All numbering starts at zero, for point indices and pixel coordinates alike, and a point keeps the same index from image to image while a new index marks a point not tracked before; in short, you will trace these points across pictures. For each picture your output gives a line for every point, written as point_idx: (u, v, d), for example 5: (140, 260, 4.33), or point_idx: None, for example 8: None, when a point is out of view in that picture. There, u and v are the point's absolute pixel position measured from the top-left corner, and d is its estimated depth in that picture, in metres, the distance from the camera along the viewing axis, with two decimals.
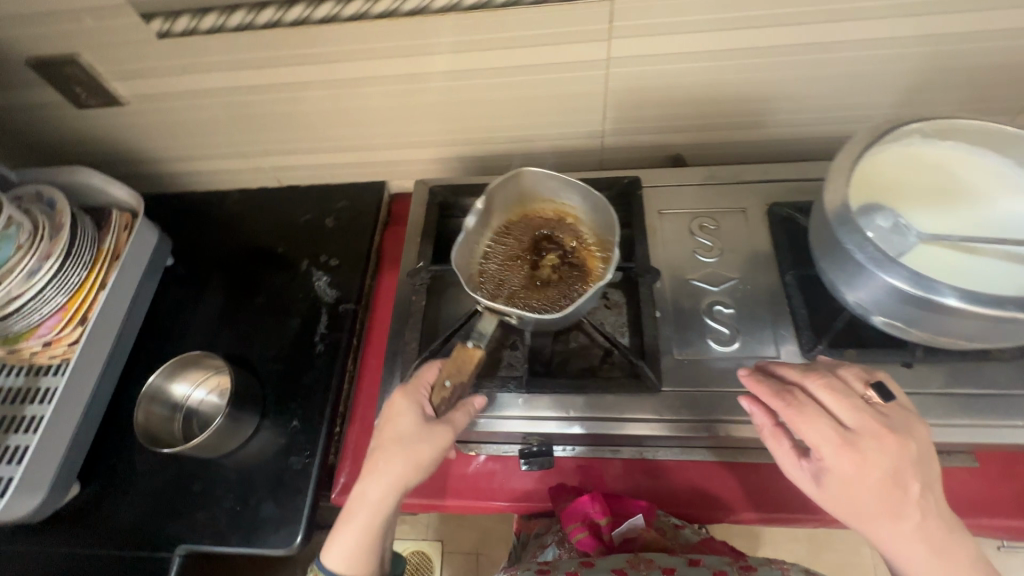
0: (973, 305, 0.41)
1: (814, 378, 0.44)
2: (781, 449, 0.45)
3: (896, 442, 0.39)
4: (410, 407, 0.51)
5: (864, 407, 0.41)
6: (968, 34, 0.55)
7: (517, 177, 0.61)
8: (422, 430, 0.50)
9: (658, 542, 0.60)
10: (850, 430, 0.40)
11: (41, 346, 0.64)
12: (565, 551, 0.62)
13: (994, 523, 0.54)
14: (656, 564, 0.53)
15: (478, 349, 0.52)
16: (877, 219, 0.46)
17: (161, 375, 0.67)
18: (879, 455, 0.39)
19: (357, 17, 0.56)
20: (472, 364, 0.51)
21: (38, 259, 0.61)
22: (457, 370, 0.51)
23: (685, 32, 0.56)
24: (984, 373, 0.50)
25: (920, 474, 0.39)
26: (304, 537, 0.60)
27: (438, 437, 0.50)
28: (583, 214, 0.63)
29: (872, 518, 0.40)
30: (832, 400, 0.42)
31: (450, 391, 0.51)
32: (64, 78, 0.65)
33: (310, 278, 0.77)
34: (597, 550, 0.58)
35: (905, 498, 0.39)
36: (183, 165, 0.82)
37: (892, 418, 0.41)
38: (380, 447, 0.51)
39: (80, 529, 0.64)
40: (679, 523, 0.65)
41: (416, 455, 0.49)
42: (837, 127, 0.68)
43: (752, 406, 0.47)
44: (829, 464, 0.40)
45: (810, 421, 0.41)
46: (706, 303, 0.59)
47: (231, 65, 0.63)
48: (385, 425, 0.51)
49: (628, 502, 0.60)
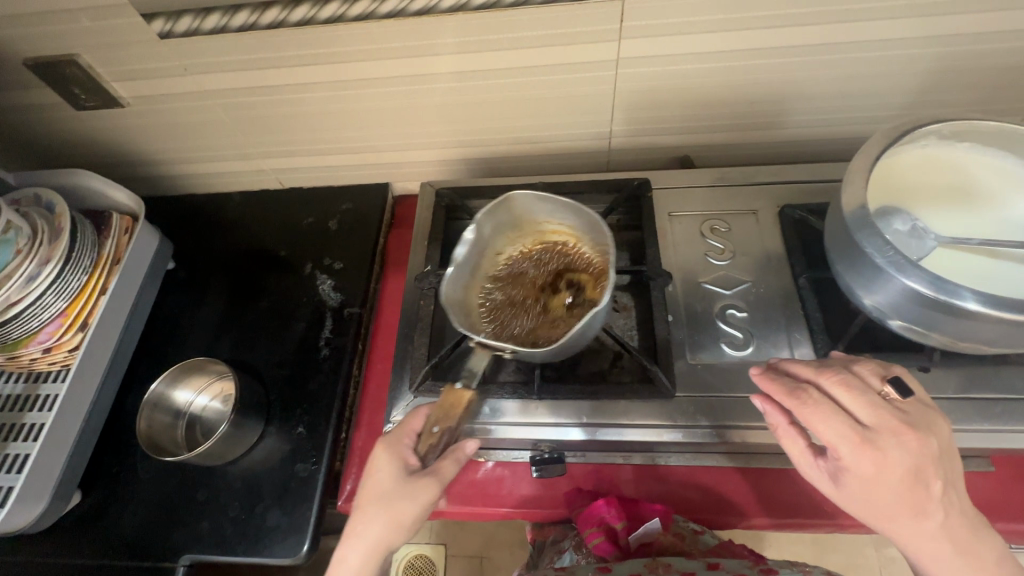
0: (996, 310, 0.40)
1: (828, 374, 0.42)
2: (795, 447, 0.44)
3: (916, 439, 0.38)
4: (394, 458, 0.48)
5: (882, 403, 0.40)
6: (983, 35, 0.54)
7: (507, 204, 0.58)
8: (404, 484, 0.47)
9: (675, 546, 0.60)
10: (869, 428, 0.39)
11: (41, 353, 0.62)
12: (583, 555, 0.63)
13: (1009, 528, 0.54)
14: (674, 568, 0.53)
15: (467, 392, 0.52)
16: (894, 222, 0.46)
17: (164, 381, 0.66)
18: (900, 453, 0.38)
19: (363, 17, 0.55)
20: (461, 406, 0.51)
21: (37, 264, 0.60)
22: (446, 415, 0.51)
23: (698, 32, 0.55)
24: (1000, 376, 0.50)
25: (941, 470, 0.38)
26: (311, 546, 0.59)
27: (421, 490, 0.46)
28: (583, 235, 0.60)
29: (893, 515, 0.39)
30: (848, 397, 0.40)
31: (439, 437, 0.50)
32: (62, 79, 0.64)
33: (314, 282, 0.76)
34: (614, 554, 0.59)
35: (926, 495, 0.38)
36: (184, 167, 0.81)
37: (911, 413, 0.40)
38: (360, 504, 0.47)
39: (82, 538, 0.62)
40: (698, 528, 0.63)
41: (398, 513, 0.46)
42: (847, 129, 0.68)
43: (765, 404, 0.46)
44: (848, 464, 0.39)
45: (827, 420, 0.40)
46: (719, 306, 0.59)
47: (233, 66, 0.62)
48: (366, 479, 0.48)
49: (644, 506, 0.59)
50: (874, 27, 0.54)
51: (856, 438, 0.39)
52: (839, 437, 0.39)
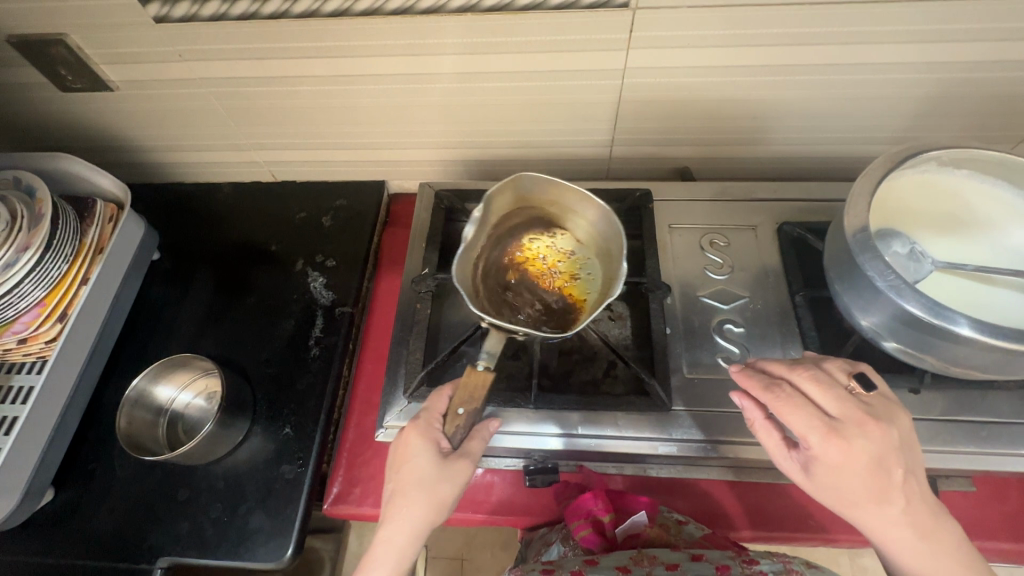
0: (990, 339, 0.41)
1: (800, 370, 0.43)
2: (770, 440, 0.44)
3: (879, 429, 0.39)
4: (425, 442, 0.47)
5: (846, 396, 0.41)
6: (983, 64, 0.55)
7: (516, 180, 0.57)
8: (442, 468, 0.46)
9: (664, 538, 0.57)
10: (835, 419, 0.40)
11: (16, 343, 0.60)
12: (570, 548, 0.59)
13: (989, 547, 0.55)
14: (659, 560, 0.53)
15: (488, 372, 0.50)
16: (892, 244, 0.47)
17: (145, 377, 0.63)
18: (865, 442, 0.38)
19: (369, 12, 0.54)
20: (485, 388, 0.49)
21: (15, 252, 0.57)
22: (471, 396, 0.49)
23: (703, 46, 0.55)
24: (987, 402, 0.51)
25: (903, 459, 0.39)
26: (295, 549, 0.57)
27: (458, 474, 0.47)
28: (579, 221, 0.61)
29: (858, 504, 0.39)
30: (817, 390, 0.41)
31: (465, 419, 0.49)
32: (48, 58, 0.61)
33: (306, 279, 0.74)
34: (600, 545, 0.57)
35: (889, 484, 0.39)
36: (172, 154, 0.79)
37: (873, 405, 0.40)
38: (396, 490, 0.46)
39: (53, 537, 0.60)
40: (682, 518, 0.60)
41: (439, 496, 0.46)
42: (844, 148, 0.69)
43: (742, 399, 0.46)
44: (817, 454, 0.39)
45: (797, 412, 0.41)
46: (716, 321, 0.59)
47: (230, 54, 0.60)
48: (400, 466, 0.47)
49: (630, 499, 0.59)
50: (876, 51, 0.54)
51: (824, 427, 0.39)
52: (807, 427, 0.40)
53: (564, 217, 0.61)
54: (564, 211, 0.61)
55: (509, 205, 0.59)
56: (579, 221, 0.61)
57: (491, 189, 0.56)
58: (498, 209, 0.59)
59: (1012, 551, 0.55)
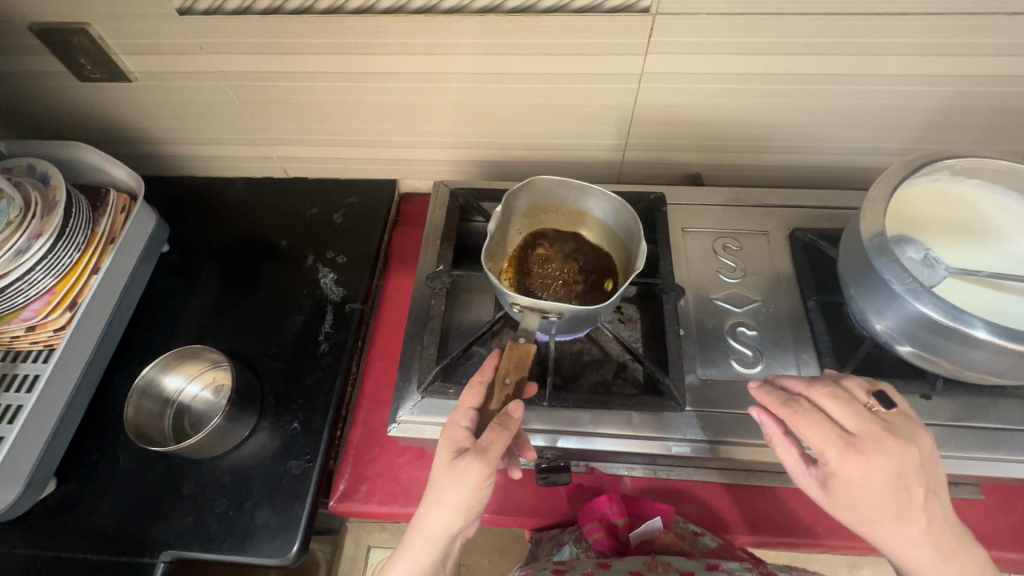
0: (1006, 341, 0.41)
1: (818, 387, 0.44)
2: (788, 456, 0.45)
3: (898, 446, 0.39)
4: (447, 438, 0.47)
5: (866, 413, 0.41)
6: (992, 79, 0.56)
7: (530, 185, 0.58)
8: (449, 467, 0.44)
9: (678, 545, 0.59)
10: (854, 435, 0.40)
11: (25, 330, 0.59)
12: (582, 550, 0.60)
13: (997, 556, 0.55)
14: (674, 567, 0.53)
15: (530, 344, 0.52)
16: (908, 251, 0.48)
17: (155, 367, 0.63)
18: (884, 459, 0.38)
19: (393, 9, 0.55)
20: (530, 357, 0.51)
21: (28, 238, 0.57)
22: (517, 366, 0.51)
23: (719, 53, 0.56)
24: (996, 408, 0.52)
25: (923, 478, 0.39)
26: (301, 547, 0.57)
27: (465, 472, 0.43)
28: (586, 224, 0.63)
29: (876, 521, 0.39)
30: (835, 407, 0.42)
31: (512, 387, 0.50)
32: (69, 47, 0.61)
33: (316, 274, 0.74)
34: (613, 549, 0.59)
35: (909, 502, 0.38)
36: (186, 147, 0.79)
37: (894, 423, 0.40)
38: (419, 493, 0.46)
39: (54, 529, 0.59)
40: (698, 529, 0.62)
41: (445, 497, 0.44)
42: (851, 158, 0.70)
43: (760, 414, 0.46)
44: (834, 469, 0.40)
45: (814, 427, 0.41)
46: (729, 324, 0.59)
47: (250, 49, 0.61)
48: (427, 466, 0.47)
49: (645, 505, 0.60)
50: (888, 64, 0.55)
51: (841, 442, 0.40)
52: (825, 442, 0.40)
53: (568, 222, 0.63)
54: (571, 215, 0.62)
55: (519, 209, 0.60)
56: (588, 225, 0.63)
57: (509, 190, 0.57)
58: (511, 213, 0.60)
59: (1018, 560, 0.56)
